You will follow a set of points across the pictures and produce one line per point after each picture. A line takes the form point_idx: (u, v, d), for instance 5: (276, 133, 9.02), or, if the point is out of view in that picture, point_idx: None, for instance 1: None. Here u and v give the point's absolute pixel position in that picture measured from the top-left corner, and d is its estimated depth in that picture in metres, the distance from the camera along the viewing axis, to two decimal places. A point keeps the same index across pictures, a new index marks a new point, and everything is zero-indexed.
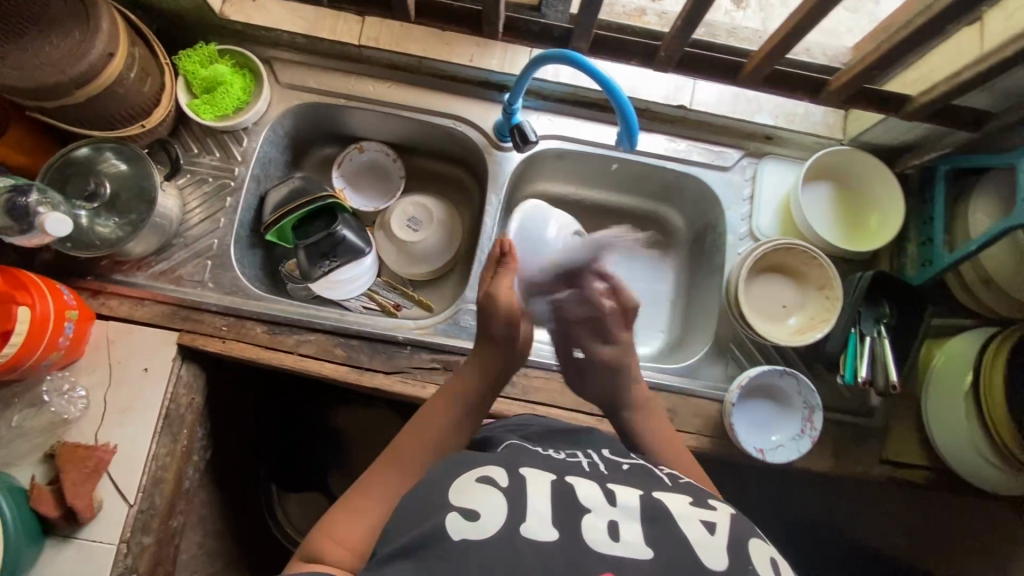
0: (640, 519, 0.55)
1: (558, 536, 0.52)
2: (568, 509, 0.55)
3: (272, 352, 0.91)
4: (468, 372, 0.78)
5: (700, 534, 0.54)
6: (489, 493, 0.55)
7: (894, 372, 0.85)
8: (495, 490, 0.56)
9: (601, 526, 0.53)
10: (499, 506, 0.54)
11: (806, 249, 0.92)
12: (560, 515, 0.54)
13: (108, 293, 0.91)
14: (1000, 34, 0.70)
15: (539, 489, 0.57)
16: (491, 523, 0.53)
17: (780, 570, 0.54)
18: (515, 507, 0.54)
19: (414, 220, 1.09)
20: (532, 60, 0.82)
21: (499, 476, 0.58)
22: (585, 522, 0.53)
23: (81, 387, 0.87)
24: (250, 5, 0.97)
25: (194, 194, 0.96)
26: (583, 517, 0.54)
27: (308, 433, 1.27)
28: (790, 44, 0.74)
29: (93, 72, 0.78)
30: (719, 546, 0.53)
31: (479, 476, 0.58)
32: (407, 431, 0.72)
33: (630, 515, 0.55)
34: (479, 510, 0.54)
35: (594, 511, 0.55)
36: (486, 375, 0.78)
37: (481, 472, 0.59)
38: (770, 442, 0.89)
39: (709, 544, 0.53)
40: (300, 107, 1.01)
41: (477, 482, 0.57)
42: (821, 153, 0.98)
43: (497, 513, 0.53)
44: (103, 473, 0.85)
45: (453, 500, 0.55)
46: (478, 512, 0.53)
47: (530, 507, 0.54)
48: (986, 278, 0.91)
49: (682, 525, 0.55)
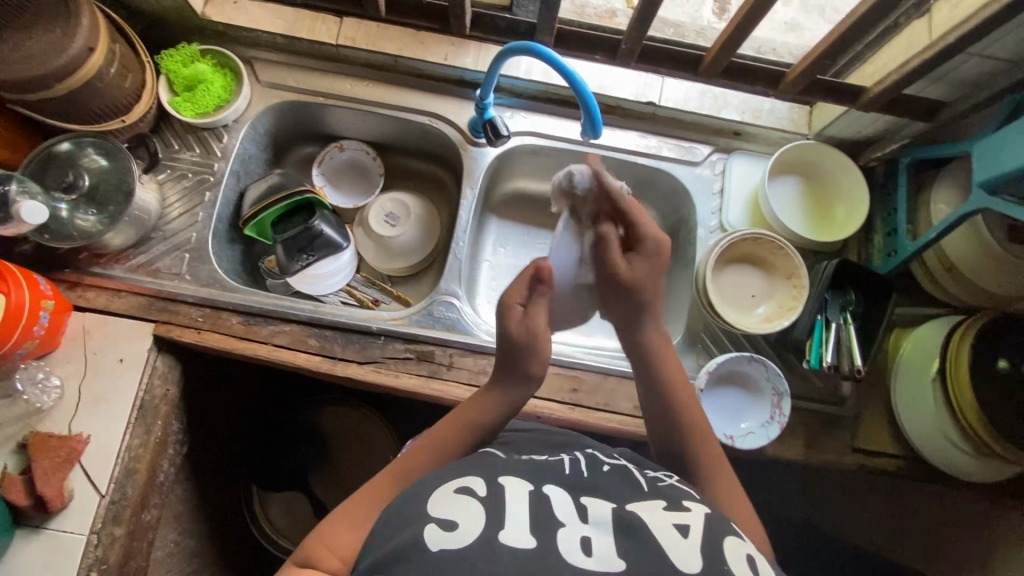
0: (613, 532, 0.54)
1: (535, 544, 0.52)
2: (543, 518, 0.54)
3: (246, 343, 0.92)
4: (486, 398, 0.73)
5: (673, 539, 0.54)
6: (466, 502, 0.55)
7: (859, 358, 0.87)
8: (473, 499, 0.55)
9: (575, 539, 0.53)
10: (477, 515, 0.53)
11: (771, 239, 0.95)
12: (537, 524, 0.54)
13: (86, 285, 0.92)
14: (945, 23, 0.73)
15: (517, 498, 0.56)
16: (468, 533, 0.52)
17: (757, 568, 0.54)
18: (494, 515, 0.54)
19: (392, 216, 1.11)
20: (498, 55, 0.85)
21: (478, 485, 0.57)
22: (559, 534, 0.53)
23: (56, 377, 0.88)
24: (230, 7, 1.00)
25: (174, 189, 0.98)
26: (557, 530, 0.54)
27: (287, 435, 1.27)
28: (745, 32, 0.77)
29: (73, 66, 0.80)
30: (693, 549, 0.53)
31: (457, 487, 0.57)
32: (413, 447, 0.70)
33: (603, 529, 0.54)
34: (456, 519, 0.53)
35: (568, 525, 0.54)
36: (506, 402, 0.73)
37: (459, 483, 0.58)
38: (739, 429, 0.90)
39: (683, 548, 0.53)
40: (278, 106, 1.03)
41: (455, 494, 0.56)
42: (786, 147, 1.00)
43: (475, 522, 0.53)
44: (75, 463, 0.85)
45: (430, 511, 0.54)
46: (456, 522, 0.53)
47: (508, 514, 0.54)
48: (949, 266, 0.93)
49: (655, 533, 0.54)
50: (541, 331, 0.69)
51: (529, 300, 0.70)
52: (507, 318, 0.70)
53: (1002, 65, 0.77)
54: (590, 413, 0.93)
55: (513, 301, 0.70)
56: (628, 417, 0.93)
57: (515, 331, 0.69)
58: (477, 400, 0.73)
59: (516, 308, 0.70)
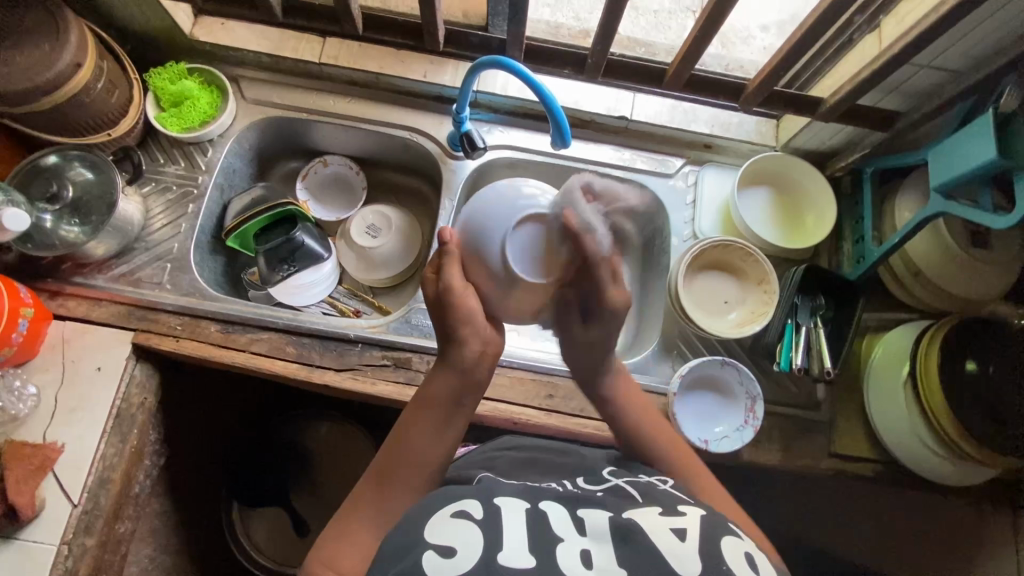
0: (611, 540, 0.54)
1: (534, 563, 0.51)
2: (541, 536, 0.54)
3: (224, 350, 0.93)
4: (436, 377, 0.73)
5: (670, 543, 0.54)
6: (464, 526, 0.54)
7: (829, 360, 0.90)
8: (469, 523, 0.55)
9: (575, 555, 0.53)
10: (476, 538, 0.53)
11: (741, 245, 0.97)
12: (536, 542, 0.53)
13: (67, 294, 0.93)
14: (894, 36, 0.77)
15: (515, 519, 0.55)
16: (466, 559, 0.51)
17: (755, 564, 0.54)
18: (491, 537, 0.53)
19: (373, 228, 1.13)
20: (469, 71, 0.89)
21: (474, 508, 0.57)
22: (559, 549, 0.53)
23: (32, 385, 0.88)
24: (218, 27, 1.04)
25: (158, 201, 1.01)
26: (556, 546, 0.53)
27: (266, 448, 1.24)
28: (704, 43, 0.81)
29: (60, 80, 0.83)
30: (690, 552, 0.53)
31: (455, 510, 0.56)
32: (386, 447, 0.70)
33: (601, 540, 0.54)
34: (455, 545, 0.52)
35: (566, 541, 0.54)
36: (456, 376, 0.72)
37: (457, 506, 0.57)
38: (714, 433, 0.91)
39: (680, 552, 0.53)
40: (263, 121, 1.07)
41: (452, 517, 0.55)
42: (754, 159, 1.04)
43: (473, 545, 0.52)
44: (49, 471, 0.84)
45: (429, 537, 0.53)
46: (455, 548, 0.52)
47: (506, 535, 0.54)
48: (915, 271, 0.95)
49: (652, 537, 0.54)
50: (457, 287, 0.72)
51: (439, 265, 0.75)
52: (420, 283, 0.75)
53: (950, 75, 0.81)
54: (566, 419, 0.93)
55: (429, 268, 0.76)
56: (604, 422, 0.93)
57: (431, 291, 0.75)
58: (428, 382, 0.73)
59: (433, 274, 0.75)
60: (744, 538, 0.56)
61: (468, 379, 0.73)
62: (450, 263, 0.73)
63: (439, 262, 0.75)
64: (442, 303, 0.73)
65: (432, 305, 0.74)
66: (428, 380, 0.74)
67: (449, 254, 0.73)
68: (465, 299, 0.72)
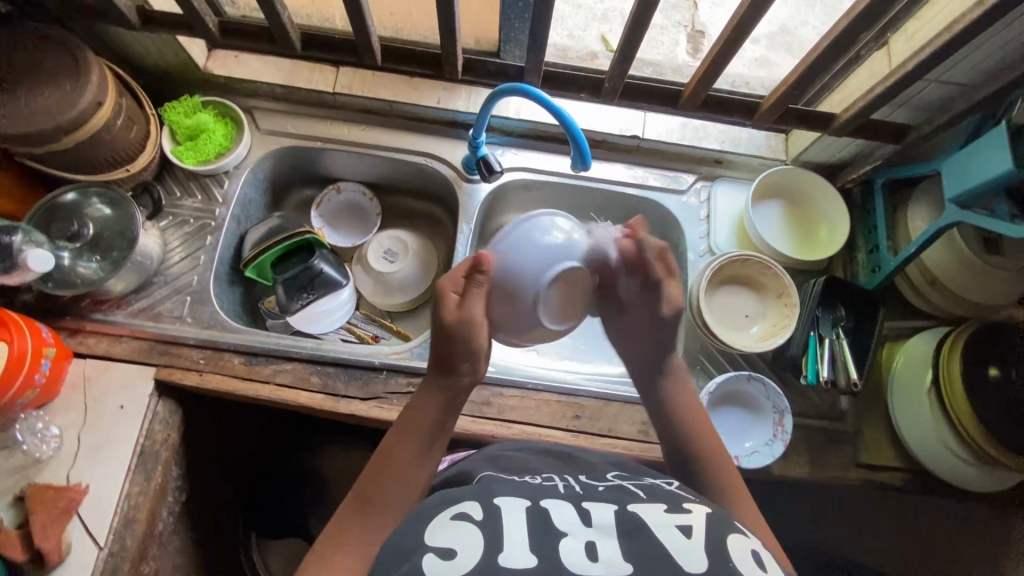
0: (616, 535, 0.54)
1: (537, 561, 0.50)
2: (543, 532, 0.53)
3: (249, 383, 0.92)
4: (421, 404, 0.72)
5: (677, 540, 0.53)
6: (463, 528, 0.53)
7: (854, 371, 0.89)
8: (470, 525, 0.54)
9: (579, 547, 0.52)
10: (476, 538, 0.52)
11: (760, 259, 0.98)
12: (537, 541, 0.52)
13: (87, 331, 0.93)
14: (904, 53, 0.79)
15: (515, 518, 0.55)
16: (467, 559, 0.50)
17: (762, 560, 0.53)
18: (492, 537, 0.52)
19: (390, 252, 1.14)
20: (488, 97, 0.90)
21: (473, 510, 0.56)
22: (563, 545, 0.52)
23: (55, 426, 0.87)
24: (232, 60, 1.05)
25: (176, 234, 1.00)
26: (560, 540, 0.52)
27: (285, 477, 1.21)
28: (720, 67, 0.81)
29: (83, 119, 0.83)
30: (697, 550, 0.52)
31: (454, 513, 0.56)
32: (371, 468, 0.69)
33: (607, 533, 0.54)
34: (456, 548, 0.51)
35: (571, 534, 0.53)
36: (442, 404, 0.72)
37: (456, 509, 0.57)
38: (744, 449, 0.91)
39: (686, 549, 0.52)
40: (278, 151, 1.07)
41: (451, 520, 0.55)
42: (766, 172, 1.05)
43: (475, 546, 0.51)
44: (74, 514, 0.83)
45: (428, 542, 0.53)
46: (455, 549, 0.51)
47: (506, 534, 0.52)
48: (931, 279, 0.97)
49: (658, 533, 0.54)
50: (479, 318, 0.70)
51: (464, 288, 0.72)
52: (442, 306, 0.71)
53: (961, 88, 0.82)
54: (594, 439, 0.93)
55: (449, 288, 0.72)
56: (632, 442, 0.93)
57: (451, 318, 0.70)
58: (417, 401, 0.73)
59: (453, 296, 0.72)
60: (751, 536, 0.56)
61: (453, 405, 0.73)
62: (473, 294, 0.71)
63: (467, 285, 0.71)
64: (461, 330, 0.70)
65: (445, 332, 0.71)
66: (414, 406, 0.73)
67: (478, 283, 0.70)
68: (479, 331, 0.71)
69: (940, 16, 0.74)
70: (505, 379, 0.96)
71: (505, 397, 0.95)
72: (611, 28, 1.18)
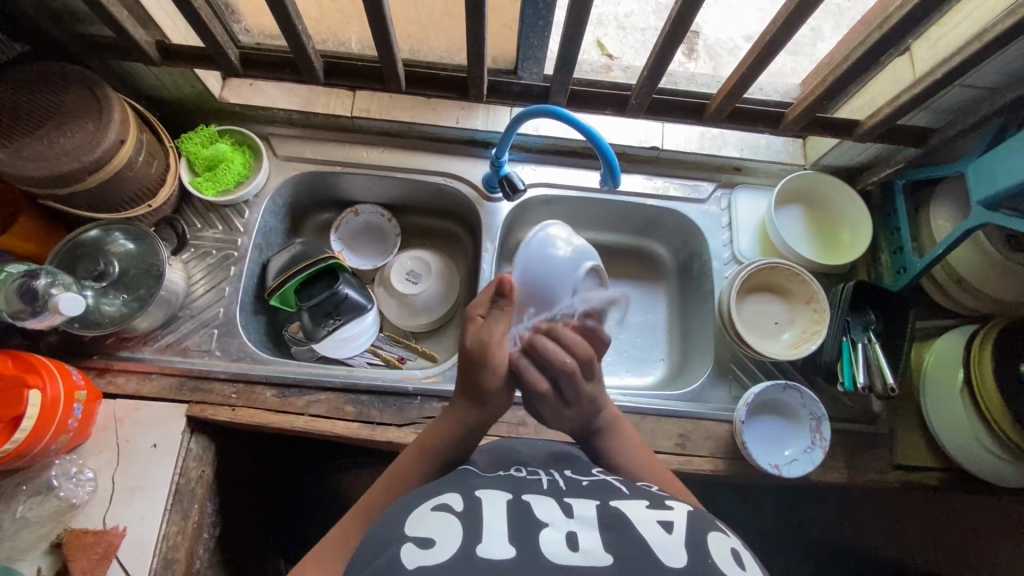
0: (597, 528, 0.53)
1: (516, 553, 0.49)
2: (524, 524, 0.52)
3: (282, 415, 0.91)
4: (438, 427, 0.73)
5: (656, 533, 0.52)
6: (444, 518, 0.53)
7: (891, 376, 0.89)
8: (450, 515, 0.53)
9: (559, 538, 0.51)
10: (457, 531, 0.51)
11: (787, 267, 0.99)
12: (514, 532, 0.51)
13: (115, 369, 0.91)
14: (929, 60, 0.80)
15: (495, 509, 0.54)
16: (446, 549, 0.49)
17: (742, 560, 0.52)
18: (471, 529, 0.51)
19: (414, 274, 1.12)
20: (515, 117, 0.90)
21: (455, 501, 0.56)
22: (543, 536, 0.51)
23: (88, 469, 0.86)
24: (246, 88, 1.04)
25: (198, 266, 0.99)
26: (539, 533, 0.52)
27: (316, 504, 1.18)
28: (749, 80, 0.81)
29: (106, 158, 0.82)
30: (677, 543, 0.51)
31: (434, 505, 0.55)
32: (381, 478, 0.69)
33: (589, 525, 0.53)
34: (435, 537, 0.51)
35: (552, 526, 0.53)
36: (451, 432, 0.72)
37: (436, 501, 0.56)
38: (784, 457, 0.91)
39: (667, 543, 0.51)
40: (297, 177, 1.06)
41: (432, 511, 0.54)
42: (788, 178, 1.06)
43: (454, 538, 0.50)
44: (113, 559, 0.82)
45: (408, 531, 0.52)
46: (433, 539, 0.50)
47: (486, 527, 0.52)
48: (957, 278, 0.98)
49: (638, 527, 0.53)
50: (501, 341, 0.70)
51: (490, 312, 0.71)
52: (467, 328, 0.71)
53: (984, 92, 0.83)
54: None
55: (474, 310, 0.72)
56: (672, 455, 0.92)
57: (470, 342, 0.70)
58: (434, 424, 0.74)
59: (478, 317, 0.72)
60: (731, 533, 0.55)
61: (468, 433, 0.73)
62: (498, 318, 0.70)
63: (494, 309, 0.71)
64: (479, 352, 0.69)
65: (466, 354, 0.70)
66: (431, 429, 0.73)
67: (501, 306, 0.71)
68: (495, 354, 0.69)
69: (965, 24, 0.75)
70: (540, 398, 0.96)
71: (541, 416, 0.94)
72: (606, 32, 1.18)
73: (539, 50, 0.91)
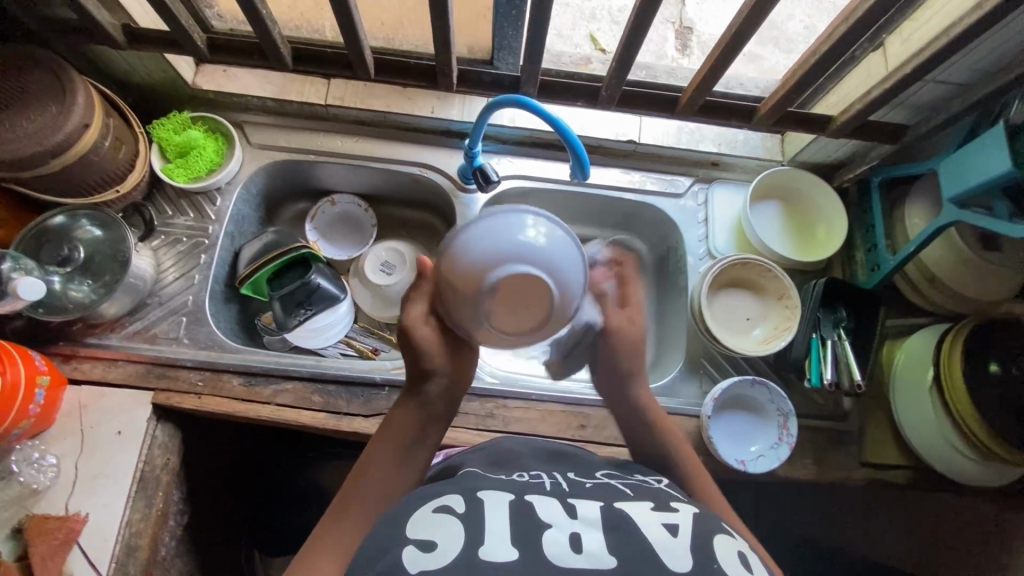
0: (601, 528, 0.53)
1: (518, 555, 0.48)
2: (526, 526, 0.52)
3: (248, 404, 0.91)
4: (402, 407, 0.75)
5: (662, 537, 0.52)
6: (445, 521, 0.53)
7: (858, 372, 0.90)
8: (453, 518, 0.53)
9: (562, 540, 0.50)
10: (458, 532, 0.51)
11: (759, 262, 0.99)
12: (516, 533, 0.51)
13: (81, 356, 0.91)
14: (901, 54, 0.79)
15: (498, 511, 0.54)
16: (448, 551, 0.49)
17: (749, 564, 0.51)
18: (473, 531, 0.51)
19: (388, 264, 1.12)
20: (485, 108, 0.89)
21: (456, 503, 0.56)
22: (545, 538, 0.51)
23: (52, 455, 0.85)
24: (221, 75, 1.04)
25: (169, 253, 0.99)
26: (542, 533, 0.51)
27: (288, 495, 1.18)
28: (718, 73, 0.81)
29: (69, 142, 0.81)
30: (682, 546, 0.51)
31: (436, 507, 0.55)
32: (356, 469, 0.70)
33: (592, 526, 0.53)
34: (436, 540, 0.51)
35: (555, 527, 0.52)
36: (415, 410, 0.74)
37: (439, 502, 0.56)
38: (750, 453, 0.91)
39: (672, 545, 0.51)
40: (270, 165, 1.05)
41: (434, 513, 0.54)
42: (763, 173, 1.05)
43: (456, 540, 0.50)
44: (75, 544, 0.82)
45: (409, 535, 0.52)
46: (435, 542, 0.50)
47: (488, 528, 0.51)
48: (930, 276, 0.97)
49: (644, 529, 0.53)
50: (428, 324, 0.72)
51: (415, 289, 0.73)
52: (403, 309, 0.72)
53: (956, 88, 0.83)
54: (601, 448, 0.92)
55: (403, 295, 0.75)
56: None
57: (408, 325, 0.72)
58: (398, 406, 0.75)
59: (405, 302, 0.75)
60: (738, 537, 0.54)
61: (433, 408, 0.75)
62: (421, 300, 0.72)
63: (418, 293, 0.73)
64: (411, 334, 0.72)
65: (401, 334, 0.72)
66: (397, 412, 0.75)
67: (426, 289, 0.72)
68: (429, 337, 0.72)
69: (934, 20, 0.74)
70: (509, 391, 0.95)
71: (510, 409, 0.94)
72: (600, 26, 1.17)
73: (514, 40, 0.90)
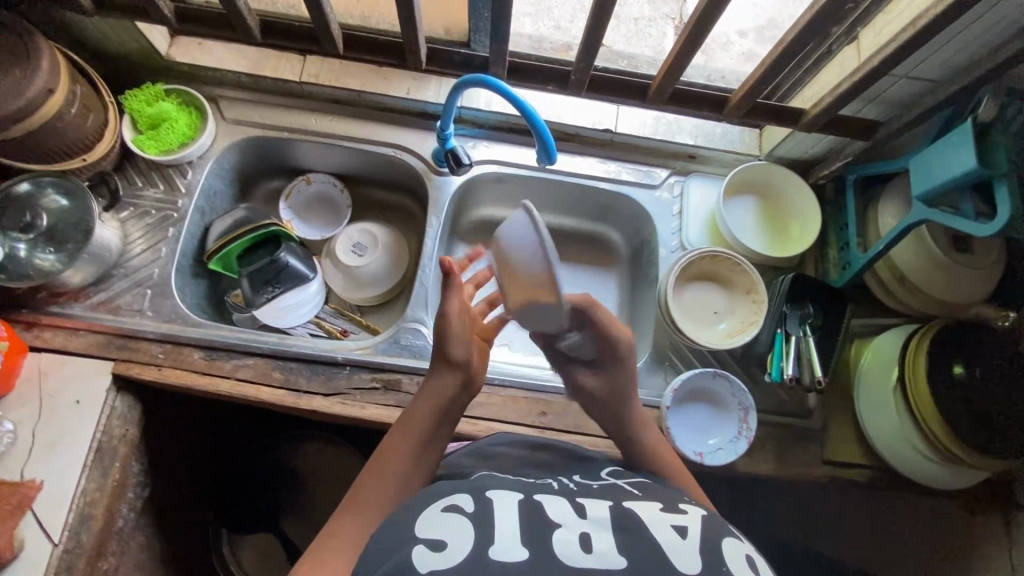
0: (611, 529, 0.52)
1: (529, 555, 0.48)
2: (537, 525, 0.52)
3: (206, 377, 0.90)
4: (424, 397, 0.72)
5: (671, 538, 0.52)
6: (455, 520, 0.52)
7: (820, 369, 0.89)
8: (462, 516, 0.52)
9: (572, 539, 0.51)
10: (469, 532, 0.50)
11: (728, 255, 0.98)
12: (525, 531, 0.51)
13: (42, 325, 0.91)
14: (872, 47, 0.78)
15: (507, 510, 0.53)
16: (458, 551, 0.49)
17: (757, 568, 0.51)
18: (482, 530, 0.50)
19: (359, 246, 1.12)
20: (453, 89, 0.88)
21: (465, 502, 0.54)
22: (556, 536, 0.51)
23: (8, 421, 0.85)
24: (195, 48, 1.03)
25: (136, 226, 0.98)
26: (552, 532, 0.51)
27: (254, 472, 1.17)
28: (686, 61, 0.80)
29: (32, 106, 0.81)
30: (691, 549, 0.51)
31: (445, 506, 0.54)
32: (372, 462, 0.67)
33: (602, 526, 0.52)
34: (446, 539, 0.50)
35: (565, 526, 0.52)
36: (439, 402, 0.72)
37: (447, 501, 0.55)
38: (708, 446, 0.91)
39: (681, 548, 0.51)
40: (244, 141, 1.05)
41: (443, 512, 0.53)
42: (738, 167, 1.04)
43: (466, 538, 0.50)
44: (28, 511, 0.81)
45: (419, 533, 0.51)
46: (445, 541, 0.50)
47: (496, 526, 0.51)
48: (900, 275, 0.96)
49: (652, 530, 0.53)
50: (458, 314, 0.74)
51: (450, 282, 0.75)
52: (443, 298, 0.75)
53: (928, 85, 0.82)
54: (559, 435, 0.92)
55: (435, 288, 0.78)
56: (597, 437, 0.92)
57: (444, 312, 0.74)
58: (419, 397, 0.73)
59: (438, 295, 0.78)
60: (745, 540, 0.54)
61: (453, 401, 0.73)
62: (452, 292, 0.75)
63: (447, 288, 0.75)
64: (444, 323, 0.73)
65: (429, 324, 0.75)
66: (420, 402, 0.72)
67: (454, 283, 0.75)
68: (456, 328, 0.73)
69: (905, 13, 0.73)
70: None
71: None
72: None
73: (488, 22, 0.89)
